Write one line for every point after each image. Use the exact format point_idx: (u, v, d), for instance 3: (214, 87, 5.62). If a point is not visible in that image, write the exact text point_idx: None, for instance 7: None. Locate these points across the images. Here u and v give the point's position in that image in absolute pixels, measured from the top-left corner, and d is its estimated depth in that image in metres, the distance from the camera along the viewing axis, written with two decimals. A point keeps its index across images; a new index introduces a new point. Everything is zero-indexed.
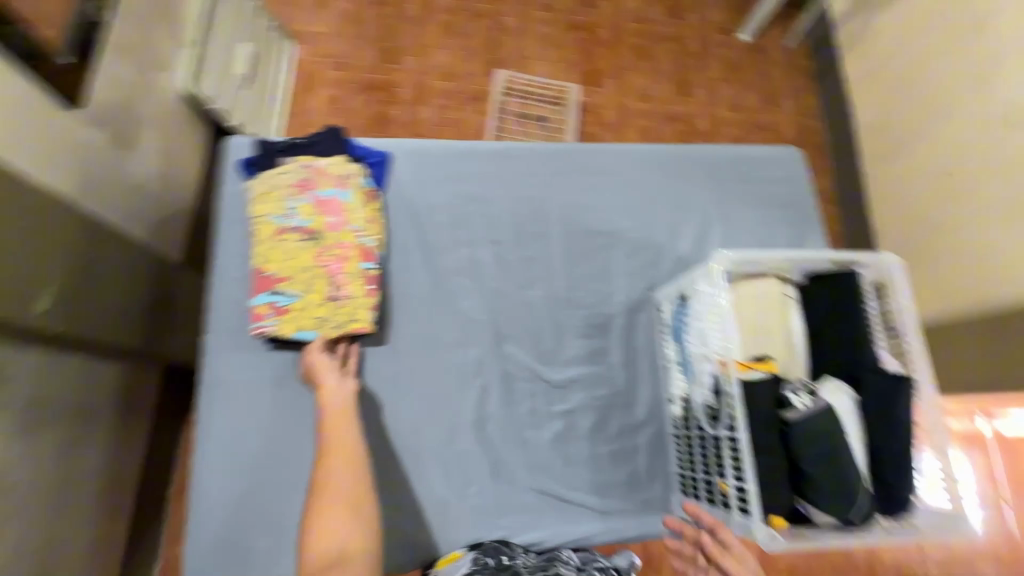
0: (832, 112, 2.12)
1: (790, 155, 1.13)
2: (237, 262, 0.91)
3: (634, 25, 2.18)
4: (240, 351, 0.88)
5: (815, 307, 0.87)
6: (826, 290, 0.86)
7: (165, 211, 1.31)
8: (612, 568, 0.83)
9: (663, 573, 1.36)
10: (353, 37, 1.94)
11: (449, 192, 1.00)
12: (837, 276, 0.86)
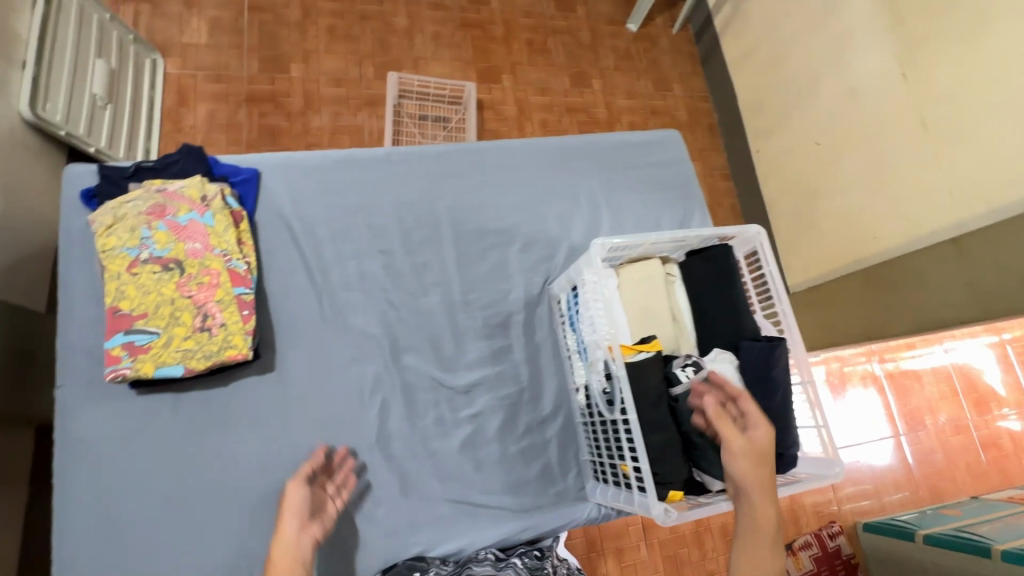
0: (718, 94, 2.25)
1: (669, 138, 1.18)
2: (87, 305, 0.82)
3: (526, 20, 2.20)
4: (99, 401, 0.78)
5: (695, 282, 0.90)
6: (705, 268, 0.89)
7: (19, 253, 1.17)
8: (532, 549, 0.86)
9: (607, 553, 1.36)
10: (230, 47, 1.82)
11: (328, 204, 0.95)
12: (714, 253, 0.89)
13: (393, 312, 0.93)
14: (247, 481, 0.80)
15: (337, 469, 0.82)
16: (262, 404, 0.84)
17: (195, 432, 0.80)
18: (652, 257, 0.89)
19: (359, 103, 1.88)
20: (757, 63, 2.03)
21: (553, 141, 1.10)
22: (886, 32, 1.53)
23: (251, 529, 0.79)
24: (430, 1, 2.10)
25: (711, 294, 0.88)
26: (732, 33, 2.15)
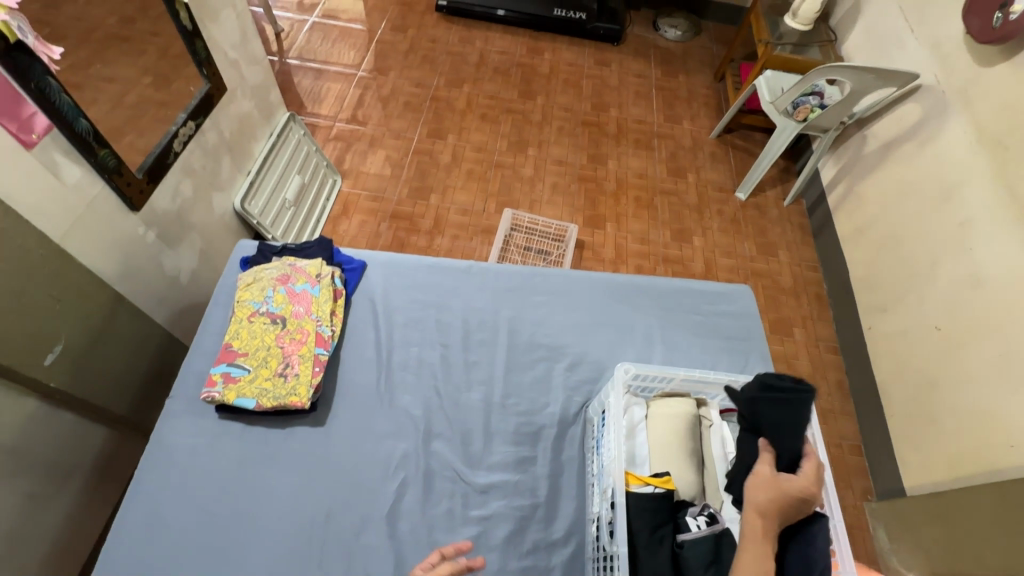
0: (829, 265, 2.20)
1: (736, 292, 1.21)
2: (212, 338, 1.04)
3: (637, 180, 2.46)
4: (189, 417, 0.96)
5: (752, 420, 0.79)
6: (781, 412, 0.77)
7: (192, 301, 1.52)
8: None
9: None
10: (391, 177, 2.31)
11: (410, 297, 1.14)
12: (795, 399, 0.77)
13: (436, 400, 1.03)
14: (269, 520, 0.89)
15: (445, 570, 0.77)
16: (305, 453, 0.95)
17: (247, 461, 0.93)
18: (687, 396, 0.90)
19: (476, 230, 2.20)
20: (870, 240, 1.98)
21: (618, 278, 1.21)
22: (1013, 224, 1.44)
23: (255, 568, 0.85)
24: (555, 158, 2.49)
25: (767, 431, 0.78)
26: (844, 210, 2.16)
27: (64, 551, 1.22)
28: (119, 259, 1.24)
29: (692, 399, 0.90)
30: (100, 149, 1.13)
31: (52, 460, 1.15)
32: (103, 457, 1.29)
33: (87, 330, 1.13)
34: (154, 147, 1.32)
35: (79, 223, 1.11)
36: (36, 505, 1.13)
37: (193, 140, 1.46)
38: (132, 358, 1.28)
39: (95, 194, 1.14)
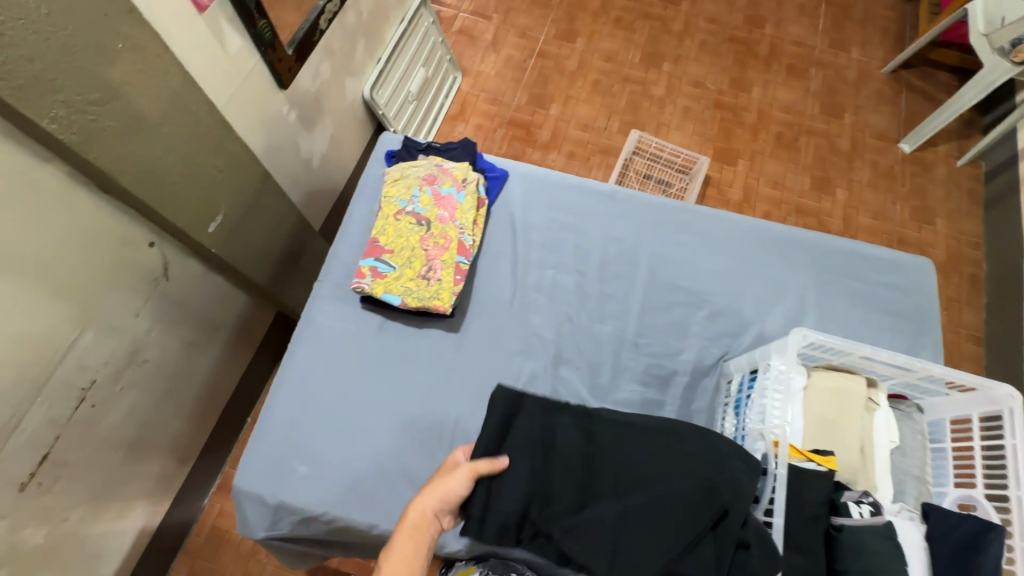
0: (997, 244, 1.90)
1: (916, 264, 1.06)
2: (358, 230, 1.05)
3: (783, 115, 2.17)
4: (337, 302, 1.00)
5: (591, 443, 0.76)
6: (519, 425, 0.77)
7: (320, 186, 1.56)
8: None
9: None
10: (512, 80, 2.17)
11: (549, 216, 1.08)
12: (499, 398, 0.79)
13: (569, 326, 1.01)
14: (405, 410, 0.94)
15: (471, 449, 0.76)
16: (439, 354, 0.98)
17: (387, 354, 0.97)
18: (854, 375, 0.80)
19: (595, 150, 2.06)
20: None
21: (776, 228, 1.08)
22: None
23: (390, 452, 0.91)
24: (692, 78, 2.22)
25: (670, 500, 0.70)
26: None
27: (212, 396, 1.39)
28: (266, 138, 1.27)
29: (861, 379, 0.80)
30: (259, 20, 1.10)
31: (207, 317, 1.28)
32: (243, 320, 1.41)
33: (242, 205, 1.17)
34: (303, 23, 1.28)
35: (241, 96, 1.14)
36: (192, 353, 1.27)
37: (336, 18, 1.40)
38: (275, 235, 1.33)
39: (253, 67, 1.15)
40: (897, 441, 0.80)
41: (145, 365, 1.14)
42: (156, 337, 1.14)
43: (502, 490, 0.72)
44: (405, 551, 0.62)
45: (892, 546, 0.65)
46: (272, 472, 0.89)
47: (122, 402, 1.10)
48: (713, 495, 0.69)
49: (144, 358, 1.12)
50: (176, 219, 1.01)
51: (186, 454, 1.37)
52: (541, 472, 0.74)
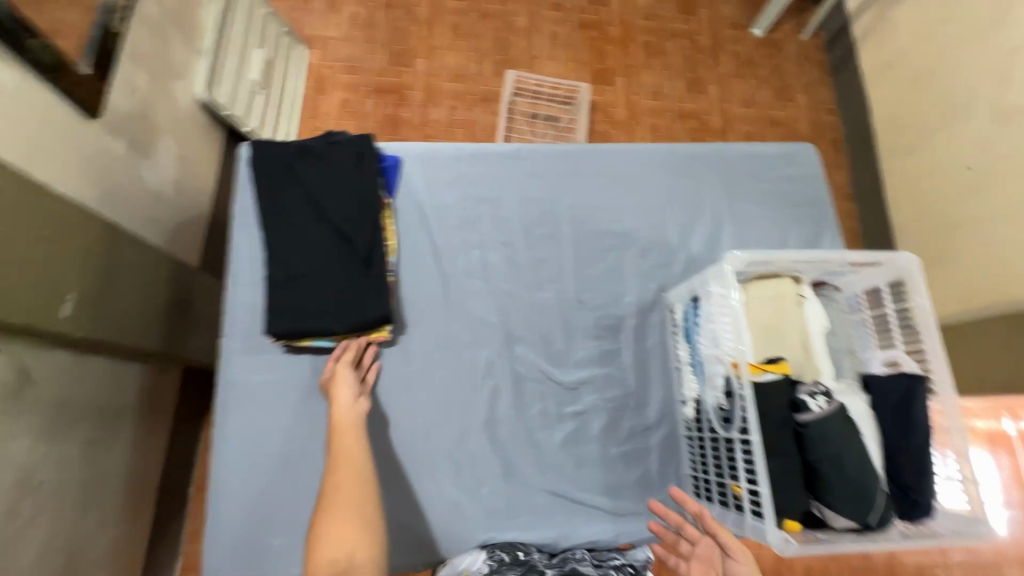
0: (848, 106, 2.10)
1: (807, 153, 1.12)
2: (248, 265, 0.92)
3: (645, 22, 2.17)
4: (254, 354, 0.89)
5: (315, 290, 0.86)
6: (325, 310, 0.85)
7: (184, 217, 1.35)
8: (629, 565, 0.83)
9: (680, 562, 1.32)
10: (366, 41, 1.96)
11: (460, 194, 1.01)
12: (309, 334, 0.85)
13: (510, 303, 0.97)
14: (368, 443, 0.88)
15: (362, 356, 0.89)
16: (387, 374, 0.91)
17: None
18: (782, 279, 0.85)
19: (475, 99, 1.95)
20: (901, 74, 1.85)
21: (680, 148, 1.09)
22: None
23: None
24: (550, 2, 2.13)
25: (298, 198, 0.90)
26: (872, 42, 1.98)
27: (137, 485, 1.22)
28: (97, 180, 1.05)
29: (788, 281, 0.85)
30: (30, 40, 0.86)
31: (102, 406, 1.09)
32: (144, 392, 1.23)
33: (97, 270, 0.98)
34: (92, 30, 1.04)
35: (44, 145, 0.92)
36: (98, 452, 1.08)
37: (132, 15, 1.15)
38: (150, 288, 1.14)
39: (48, 102, 0.92)
40: (828, 325, 0.87)
41: (44, 488, 0.95)
42: (45, 454, 0.95)
43: (365, 274, 0.87)
44: (349, 442, 0.78)
45: (847, 424, 0.73)
46: (246, 552, 0.83)
47: (33, 535, 0.93)
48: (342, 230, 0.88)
49: (39, 482, 0.94)
50: (19, 317, 0.81)
51: (132, 554, 1.21)
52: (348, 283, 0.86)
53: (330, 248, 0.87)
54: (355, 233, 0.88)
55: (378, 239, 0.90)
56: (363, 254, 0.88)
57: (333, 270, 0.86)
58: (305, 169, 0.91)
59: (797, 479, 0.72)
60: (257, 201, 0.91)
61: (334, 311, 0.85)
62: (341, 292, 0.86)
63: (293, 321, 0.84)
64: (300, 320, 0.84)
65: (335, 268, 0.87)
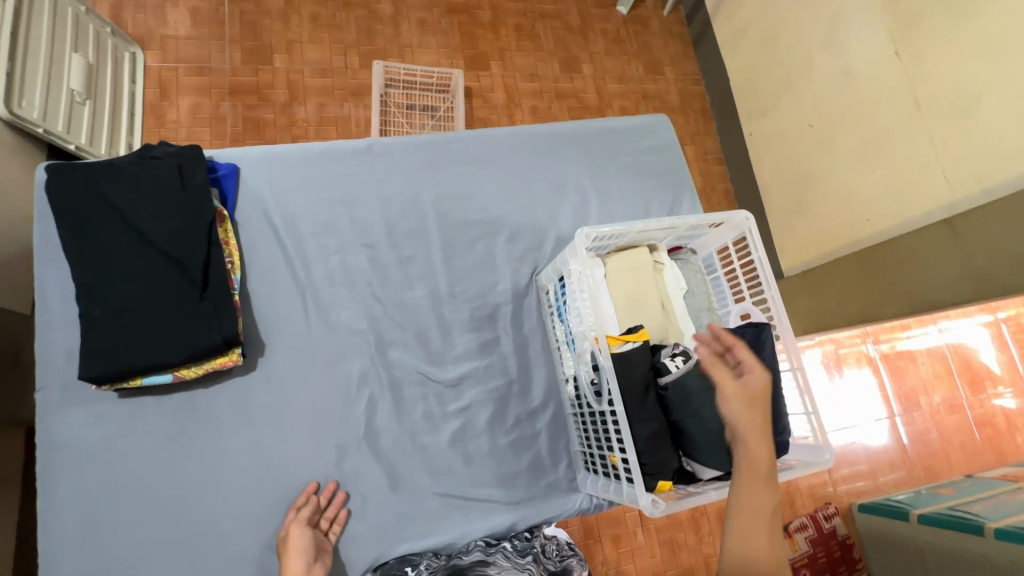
0: (710, 76, 2.23)
1: (660, 123, 1.16)
2: (62, 306, 0.80)
3: (514, 5, 2.16)
4: (82, 406, 0.78)
5: (139, 323, 0.76)
6: (155, 344, 0.75)
7: (12, 252, 1.13)
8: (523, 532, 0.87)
9: (603, 533, 1.35)
10: (212, 38, 1.78)
11: (311, 198, 0.94)
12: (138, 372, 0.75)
13: (379, 307, 0.92)
14: (234, 481, 0.80)
15: (327, 506, 0.81)
16: (248, 404, 0.83)
17: (184, 433, 0.80)
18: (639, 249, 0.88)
19: (346, 93, 1.85)
20: (749, 44, 1.98)
21: (538, 129, 1.09)
22: (877, 9, 1.50)
23: (238, 532, 0.79)
24: None
25: (112, 225, 0.79)
26: (723, 14, 2.10)
27: None
28: None
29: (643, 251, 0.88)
30: None
31: None
32: None
33: None
34: None
35: None
36: None
37: None
38: None
39: None
40: (686, 288, 0.91)
41: None
42: None
43: (199, 298, 0.78)
44: None
45: (703, 381, 0.76)
46: None
47: None
48: (166, 252, 0.78)
49: None
50: None
51: None
52: (179, 310, 0.77)
53: (153, 272, 0.78)
54: (183, 254, 0.79)
55: (214, 257, 0.81)
56: (194, 277, 0.78)
57: (160, 299, 0.77)
58: (114, 188, 0.80)
59: (666, 441, 0.74)
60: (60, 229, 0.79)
61: (165, 343, 0.76)
62: (171, 321, 0.77)
63: (123, 363, 0.74)
64: (123, 358, 0.74)
65: (162, 295, 0.77)
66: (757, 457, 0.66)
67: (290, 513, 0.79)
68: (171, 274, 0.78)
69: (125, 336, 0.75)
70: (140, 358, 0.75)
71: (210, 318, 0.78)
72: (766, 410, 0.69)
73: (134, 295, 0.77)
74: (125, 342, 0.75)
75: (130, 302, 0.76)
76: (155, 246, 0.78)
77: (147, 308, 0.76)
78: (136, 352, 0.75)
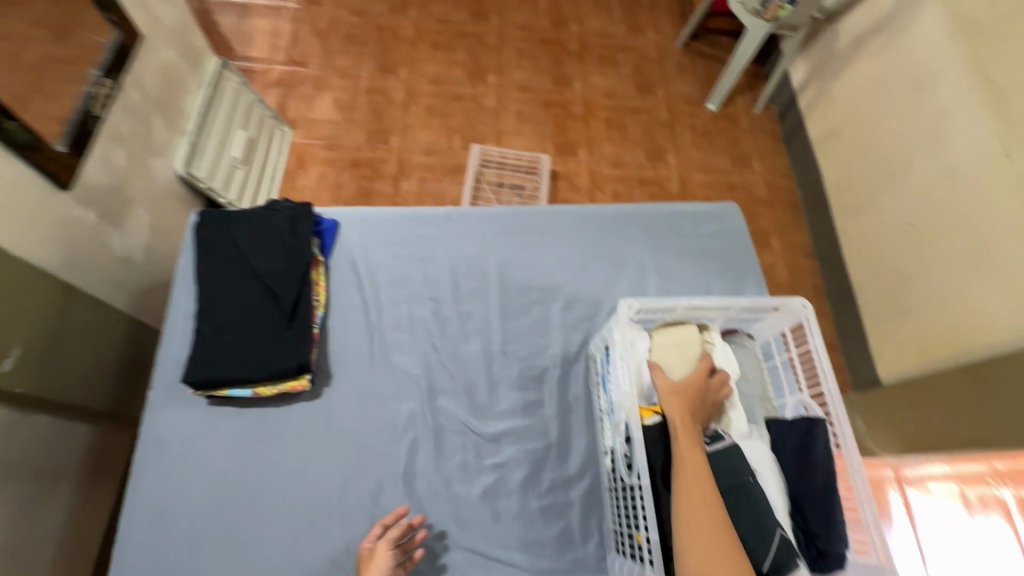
0: (801, 170, 2.20)
1: (729, 211, 1.18)
2: (183, 321, 0.97)
3: (606, 100, 2.35)
4: (179, 406, 0.92)
5: (237, 344, 0.90)
6: (244, 363, 0.89)
7: (154, 280, 1.39)
8: None
9: None
10: (345, 122, 2.13)
11: (393, 253, 1.07)
12: (226, 384, 0.88)
13: (435, 356, 1.00)
14: (284, 496, 0.88)
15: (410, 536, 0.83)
16: (308, 427, 0.92)
17: (252, 445, 0.90)
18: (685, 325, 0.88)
19: (445, 170, 2.09)
20: (843, 142, 1.96)
21: (605, 208, 1.15)
22: (982, 111, 1.44)
23: (276, 546, 0.85)
24: (518, 84, 2.33)
25: (233, 259, 0.96)
26: (817, 113, 2.11)
27: (76, 549, 1.18)
28: (62, 245, 1.11)
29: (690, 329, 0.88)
30: (8, 123, 0.97)
31: (42, 463, 1.09)
32: (93, 453, 1.22)
33: (42, 330, 1.05)
34: (71, 114, 1.15)
35: (12, 215, 0.99)
36: (33, 512, 1.07)
37: (116, 101, 1.28)
38: (99, 348, 1.19)
39: (20, 173, 1.00)
40: (738, 372, 0.88)
41: None
42: None
43: (286, 327, 0.92)
44: None
45: (741, 467, 0.75)
46: None
47: None
48: (268, 286, 0.94)
49: None
50: None
51: None
52: (267, 336, 0.91)
53: (255, 302, 0.93)
54: (280, 289, 0.93)
55: (304, 294, 0.95)
56: (284, 309, 0.93)
57: (256, 325, 0.91)
58: (240, 231, 0.99)
59: None
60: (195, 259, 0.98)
61: (252, 363, 0.89)
62: (260, 344, 0.90)
63: (216, 372, 0.87)
64: (216, 371, 0.88)
65: (258, 321, 0.92)
66: (685, 441, 0.73)
67: (376, 530, 0.82)
68: (269, 305, 0.93)
69: (223, 353, 0.89)
70: (229, 372, 0.88)
71: (290, 345, 0.90)
72: (691, 399, 0.77)
73: (237, 318, 0.92)
74: (221, 357, 0.89)
75: (233, 325, 0.91)
76: (261, 281, 0.94)
77: (245, 332, 0.91)
78: (227, 368, 0.88)
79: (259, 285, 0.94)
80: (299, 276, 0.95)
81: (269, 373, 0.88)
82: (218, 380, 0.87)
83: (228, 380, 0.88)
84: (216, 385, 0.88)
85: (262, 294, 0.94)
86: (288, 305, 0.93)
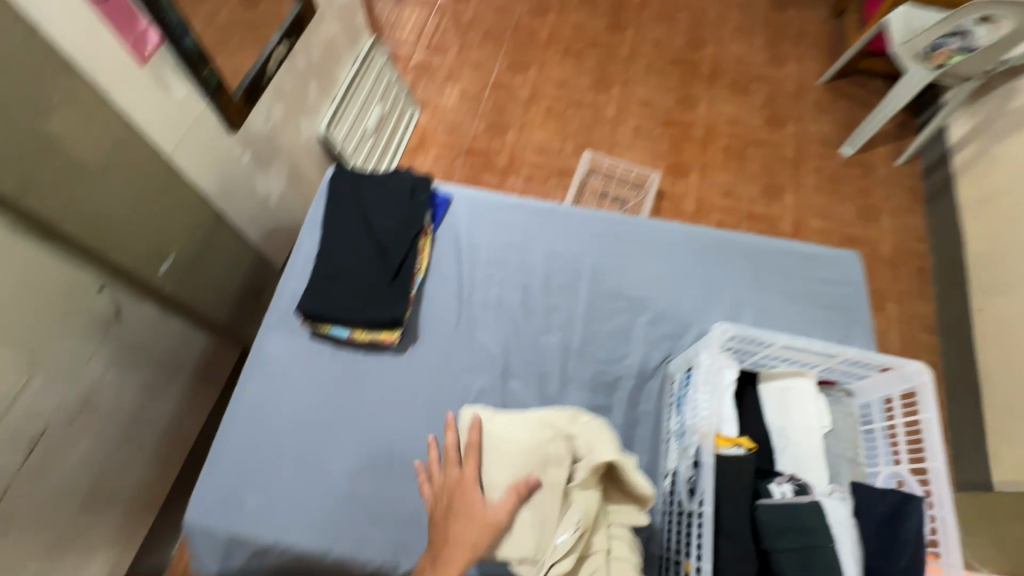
0: (937, 234, 1.99)
1: (848, 259, 1.10)
2: (303, 260, 1.09)
3: (729, 127, 2.26)
4: (289, 334, 1.03)
5: (347, 288, 0.99)
6: (353, 308, 0.98)
7: (281, 222, 1.56)
8: None
9: None
10: (468, 111, 2.24)
11: (495, 236, 1.12)
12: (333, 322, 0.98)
13: (515, 340, 1.03)
14: (357, 435, 0.95)
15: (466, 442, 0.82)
16: (389, 379, 1.00)
17: (341, 383, 0.99)
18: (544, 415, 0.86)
19: (551, 172, 2.13)
20: (999, 213, 1.74)
21: (710, 232, 1.13)
22: None
23: (344, 478, 0.92)
24: (641, 99, 2.31)
25: (356, 215, 1.07)
26: (971, 176, 1.89)
27: (175, 439, 1.36)
28: (219, 178, 1.27)
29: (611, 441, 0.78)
30: (203, 68, 1.12)
31: (165, 357, 1.27)
32: (204, 361, 1.40)
33: (192, 245, 1.22)
34: (250, 69, 1.31)
35: (190, 144, 1.15)
36: (151, 397, 1.25)
37: (285, 62, 1.44)
38: (229, 273, 1.36)
39: (201, 110, 1.16)
40: (829, 426, 0.83)
41: (100, 412, 1.12)
42: (108, 385, 1.12)
43: (393, 284, 1.01)
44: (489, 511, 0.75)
45: (815, 518, 0.69)
46: (224, 508, 0.90)
47: (74, 450, 1.08)
48: (383, 242, 1.03)
49: (98, 405, 1.11)
50: (124, 259, 1.05)
51: (151, 499, 1.34)
52: (374, 287, 1.00)
53: (370, 254, 1.03)
54: (393, 248, 1.03)
55: (410, 257, 1.04)
56: (393, 267, 1.01)
57: (366, 276, 1.01)
58: (367, 190, 1.10)
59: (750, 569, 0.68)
60: (324, 208, 1.10)
61: (358, 309, 0.98)
62: (366, 294, 0.99)
63: (325, 310, 0.97)
64: (326, 308, 0.98)
65: (369, 273, 1.01)
66: None
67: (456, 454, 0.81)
68: (381, 261, 1.02)
69: (335, 292, 0.99)
70: (336, 312, 0.97)
71: (392, 300, 0.99)
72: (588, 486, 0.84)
73: (351, 266, 1.02)
74: (332, 295, 0.99)
75: (347, 271, 1.01)
76: (377, 238, 1.04)
77: (357, 280, 1.00)
78: (337, 307, 0.98)
79: (376, 241, 1.04)
80: (411, 240, 1.04)
81: (370, 320, 0.97)
82: (327, 317, 0.97)
83: (334, 319, 0.98)
84: (325, 321, 0.98)
85: (376, 250, 1.03)
86: (398, 264, 1.02)
